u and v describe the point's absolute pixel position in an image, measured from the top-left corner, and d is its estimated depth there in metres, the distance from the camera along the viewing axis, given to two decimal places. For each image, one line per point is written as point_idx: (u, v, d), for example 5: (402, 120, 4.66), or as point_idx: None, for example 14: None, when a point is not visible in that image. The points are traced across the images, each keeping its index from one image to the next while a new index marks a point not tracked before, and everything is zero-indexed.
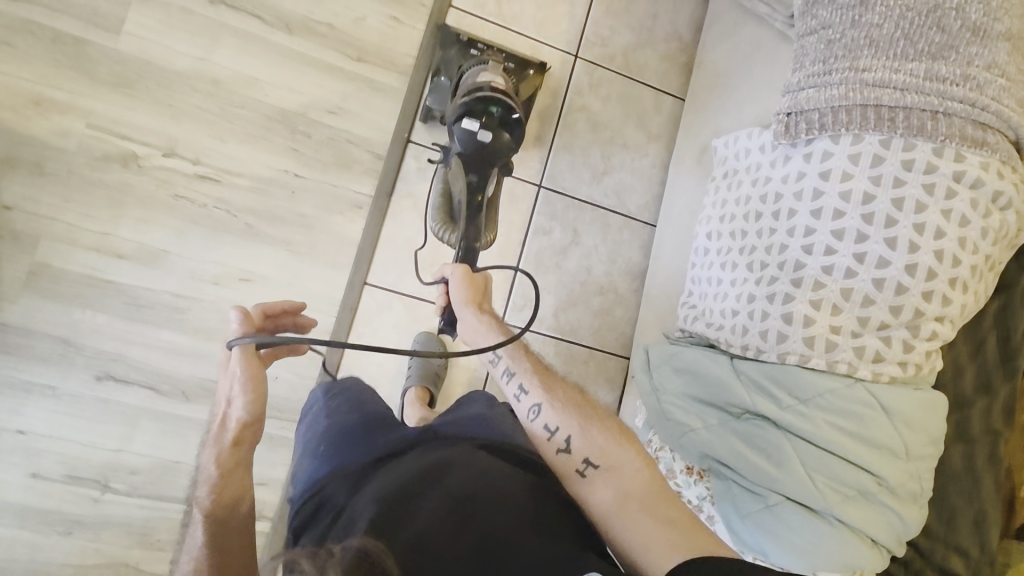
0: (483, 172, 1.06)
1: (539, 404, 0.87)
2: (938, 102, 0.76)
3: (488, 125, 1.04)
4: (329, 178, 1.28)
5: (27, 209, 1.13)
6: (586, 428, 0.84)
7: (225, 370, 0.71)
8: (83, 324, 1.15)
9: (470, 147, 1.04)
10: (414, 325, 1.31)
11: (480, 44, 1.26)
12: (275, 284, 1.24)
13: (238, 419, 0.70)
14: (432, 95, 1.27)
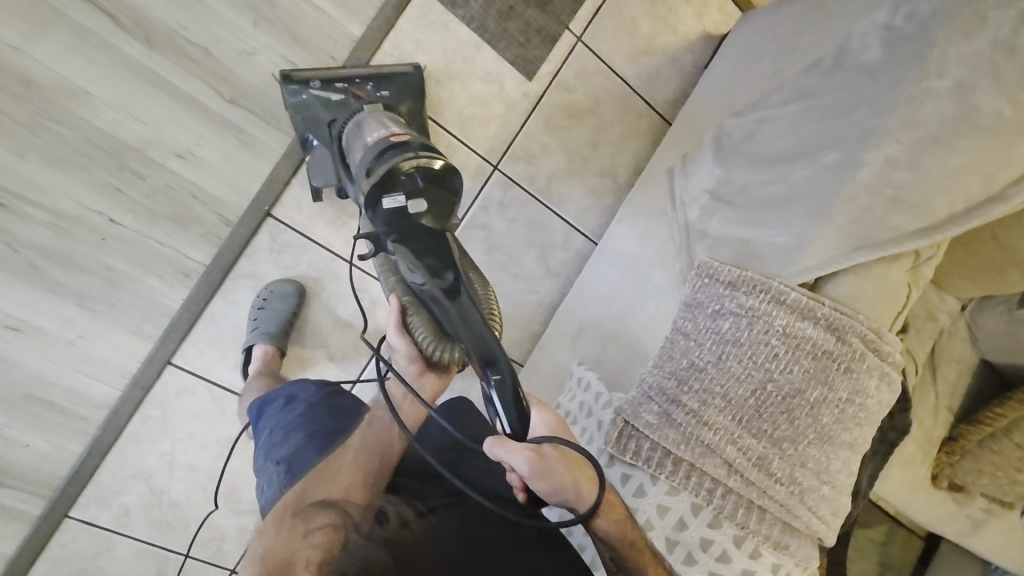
0: (443, 264, 0.73)
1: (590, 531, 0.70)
2: (756, 493, 0.72)
3: (420, 190, 0.76)
4: (155, 233, 1.07)
5: None
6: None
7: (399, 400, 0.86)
8: None
9: (401, 220, 0.77)
10: (217, 416, 1.18)
11: (341, 83, 1.06)
12: (52, 341, 1.04)
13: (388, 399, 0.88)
14: (311, 167, 1.07)
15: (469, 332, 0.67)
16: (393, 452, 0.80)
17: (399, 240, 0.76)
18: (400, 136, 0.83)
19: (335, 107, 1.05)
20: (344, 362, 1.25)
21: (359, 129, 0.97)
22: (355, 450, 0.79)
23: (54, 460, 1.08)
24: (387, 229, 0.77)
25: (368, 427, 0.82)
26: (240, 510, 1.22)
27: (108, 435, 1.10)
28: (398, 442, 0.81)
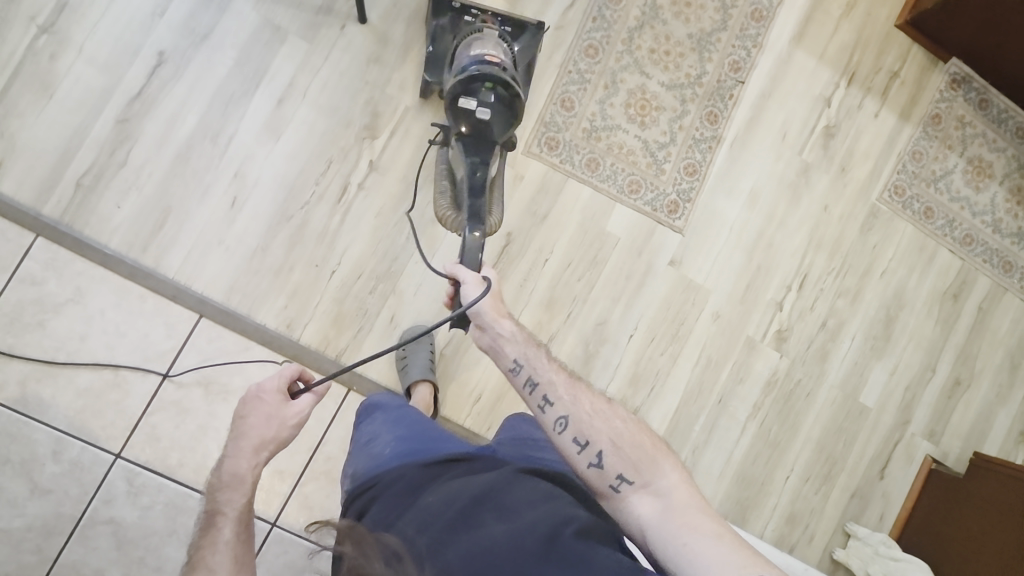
0: (473, 157, 1.02)
1: (564, 416, 0.77)
2: (568, 402, 0.78)
3: (486, 103, 0.99)
4: (323, 301, 1.26)
5: (335, 42, 1.26)
6: (633, 459, 0.74)
7: (259, 403, 0.85)
8: (216, 56, 1.22)
9: (461, 116, 1.01)
10: (137, 355, 1.19)
11: (472, 12, 1.17)
12: (221, 227, 1.22)
13: (268, 423, 0.84)
14: (431, 72, 1.20)
15: (476, 195, 0.98)
16: (280, 427, 0.84)
17: (462, 134, 1.03)
18: (497, 57, 1.04)
19: (461, 24, 1.18)
20: (194, 473, 1.20)
21: (472, 41, 1.08)
22: (238, 482, 0.80)
23: (99, 226, 1.18)
24: (456, 125, 1.03)
25: (239, 465, 0.81)
26: (24, 380, 1.15)
27: (123, 265, 1.18)
28: (286, 429, 0.84)
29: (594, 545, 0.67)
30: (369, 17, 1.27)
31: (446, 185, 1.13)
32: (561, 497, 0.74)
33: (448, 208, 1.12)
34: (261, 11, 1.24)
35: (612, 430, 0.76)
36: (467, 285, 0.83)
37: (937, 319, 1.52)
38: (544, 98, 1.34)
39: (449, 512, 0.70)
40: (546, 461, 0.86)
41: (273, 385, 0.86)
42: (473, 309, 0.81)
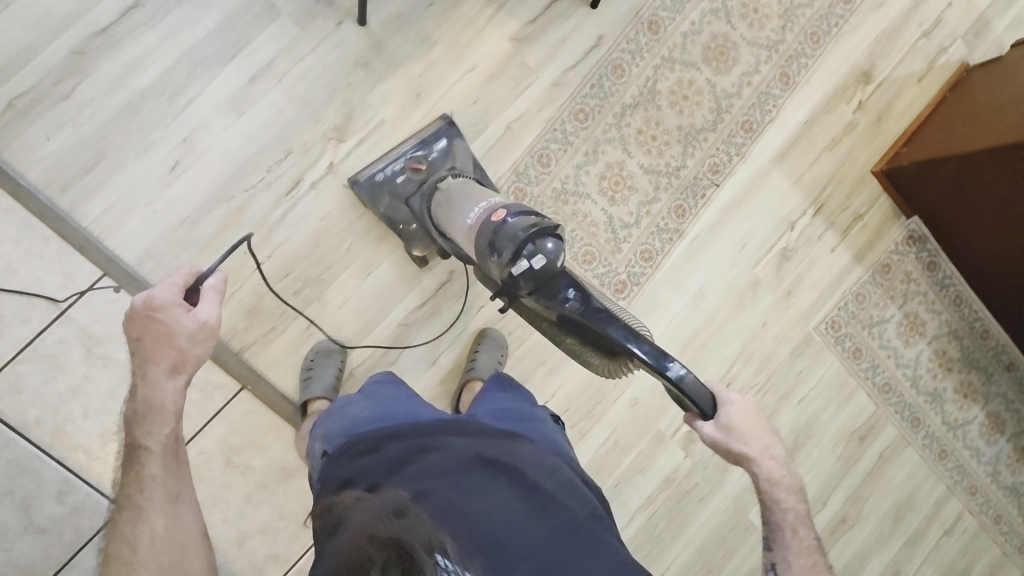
0: (562, 304, 0.92)
1: (771, 523, 0.87)
2: (775, 526, 0.86)
3: (535, 254, 0.91)
4: (242, 290, 1.20)
5: (328, 35, 1.22)
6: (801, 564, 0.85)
7: (153, 320, 0.77)
8: (198, 14, 1.16)
9: (533, 283, 0.92)
10: (23, 297, 1.10)
11: (404, 167, 1.22)
12: (154, 187, 1.15)
13: (169, 345, 0.77)
14: (410, 232, 1.23)
15: (605, 322, 0.89)
16: (184, 346, 0.77)
17: (538, 292, 0.94)
18: (501, 211, 0.97)
19: (405, 184, 1.22)
20: (49, 436, 1.11)
21: (457, 215, 1.10)
22: (153, 413, 0.77)
23: (21, 152, 1.11)
24: (531, 288, 0.93)
25: (151, 391, 0.77)
26: None
27: (35, 202, 1.11)
28: (194, 346, 0.78)
29: (594, 528, 0.72)
30: (369, 20, 1.23)
31: (574, 343, 0.99)
32: (560, 472, 0.79)
33: (598, 358, 0.96)
34: None
35: (795, 544, 0.85)
36: (703, 427, 0.86)
37: (839, 456, 1.56)
38: (523, 148, 1.32)
39: (462, 477, 0.71)
40: (534, 429, 0.89)
41: (164, 296, 0.78)
42: (709, 441, 0.86)
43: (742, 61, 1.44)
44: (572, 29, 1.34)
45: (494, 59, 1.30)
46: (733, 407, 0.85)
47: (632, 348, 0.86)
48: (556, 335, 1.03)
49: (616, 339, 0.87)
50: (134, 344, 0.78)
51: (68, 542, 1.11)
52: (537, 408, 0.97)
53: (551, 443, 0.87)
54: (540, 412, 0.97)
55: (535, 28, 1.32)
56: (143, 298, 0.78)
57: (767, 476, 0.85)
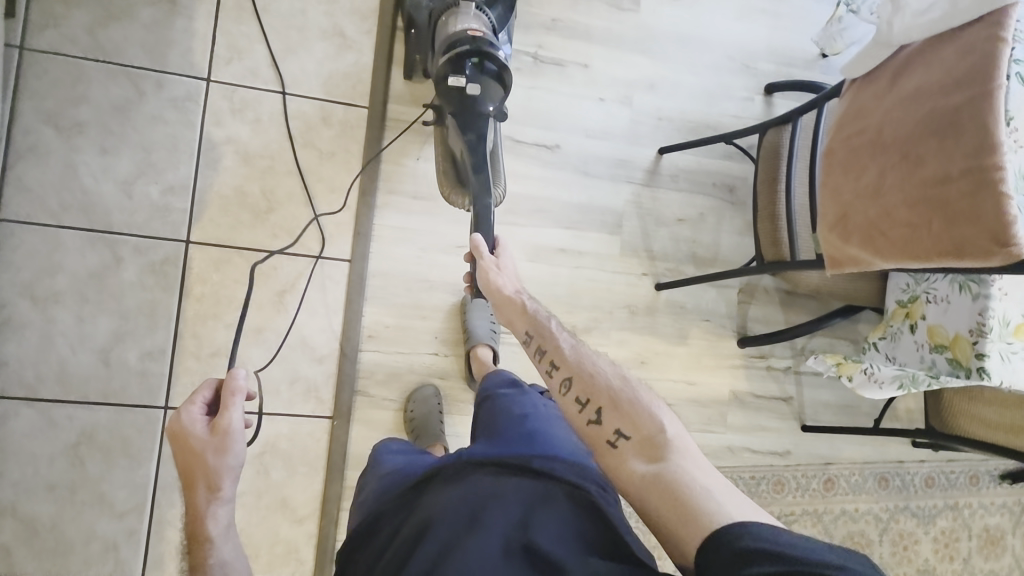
0: (481, 127, 1.02)
1: (568, 376, 0.78)
2: (574, 362, 0.79)
3: (474, 76, 1.00)
4: (406, 357, 1.28)
5: (632, 273, 1.39)
6: (634, 399, 0.73)
7: (185, 439, 0.73)
8: (576, 186, 1.36)
9: (458, 102, 1.01)
10: (289, 221, 1.22)
11: None
12: (436, 244, 1.29)
13: (201, 461, 0.71)
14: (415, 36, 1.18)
15: (481, 169, 1.01)
16: (220, 466, 0.71)
17: (459, 116, 1.02)
18: (481, 30, 1.02)
19: None
20: (191, 313, 1.17)
21: (447, 18, 1.06)
22: (204, 544, 0.69)
23: (394, 147, 1.27)
24: (455, 109, 1.02)
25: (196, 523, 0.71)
26: (228, 138, 1.20)
27: (368, 182, 1.25)
28: (223, 464, 0.71)
29: (567, 544, 0.65)
30: (663, 291, 1.39)
31: (447, 164, 1.17)
32: (533, 487, 0.72)
33: (461, 194, 1.17)
34: (628, 206, 1.39)
35: (610, 385, 0.75)
36: (482, 261, 0.92)
37: None
38: None
39: (444, 539, 0.67)
40: (557, 436, 0.82)
41: (189, 416, 0.74)
42: (485, 281, 0.91)
43: None
44: (776, 427, 1.45)
45: (709, 392, 1.42)
46: (508, 266, 0.93)
47: (482, 191, 0.99)
48: (447, 170, 1.18)
49: (473, 180, 1.00)
50: (177, 462, 0.73)
51: (109, 389, 1.13)
52: (530, 400, 0.89)
53: (535, 441, 0.79)
54: (533, 399, 0.90)
55: (754, 401, 1.44)
56: (178, 417, 0.74)
57: (561, 330, 0.83)
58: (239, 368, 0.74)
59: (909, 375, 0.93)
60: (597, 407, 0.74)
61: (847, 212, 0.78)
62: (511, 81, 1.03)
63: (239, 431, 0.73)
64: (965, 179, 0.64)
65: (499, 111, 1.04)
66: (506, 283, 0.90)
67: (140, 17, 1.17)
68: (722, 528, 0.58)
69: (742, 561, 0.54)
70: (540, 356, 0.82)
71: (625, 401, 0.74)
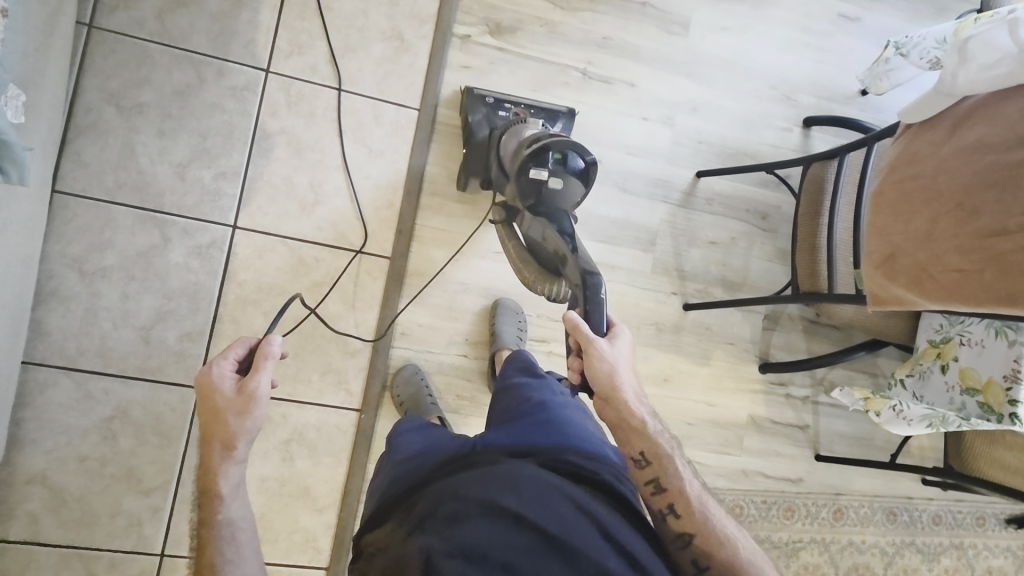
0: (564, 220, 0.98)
1: (687, 527, 0.78)
2: (696, 514, 0.79)
3: (557, 171, 0.98)
4: (436, 357, 1.30)
5: (662, 292, 1.41)
6: (740, 568, 0.76)
7: (212, 392, 0.78)
8: (614, 202, 1.39)
9: (542, 194, 0.99)
10: (334, 214, 1.24)
11: (507, 104, 1.28)
12: (474, 249, 1.31)
13: (223, 415, 0.76)
14: (474, 131, 1.24)
15: (580, 250, 0.93)
16: (240, 421, 0.76)
17: (541, 206, 0.99)
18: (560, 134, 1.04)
19: (497, 105, 1.27)
20: (232, 298, 1.19)
21: (514, 130, 1.13)
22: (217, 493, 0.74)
23: (441, 151, 1.30)
24: (536, 203, 0.99)
25: (210, 470, 0.75)
26: (282, 129, 1.22)
27: (413, 183, 1.28)
28: (243, 420, 0.76)
29: (576, 527, 0.66)
30: (691, 311, 1.41)
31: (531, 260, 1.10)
32: (551, 475, 0.72)
33: (544, 288, 1.05)
34: (664, 226, 1.41)
35: (721, 538, 0.77)
36: (595, 348, 0.85)
37: None
38: None
39: (467, 500, 0.67)
40: (577, 430, 0.83)
41: (218, 372, 0.79)
42: (598, 372, 0.84)
43: None
44: (791, 454, 1.47)
45: (727, 414, 1.44)
46: (625, 359, 0.87)
47: (585, 267, 0.88)
48: (526, 261, 1.12)
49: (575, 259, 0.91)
50: (200, 417, 0.78)
51: (146, 367, 1.15)
52: (550, 386, 0.91)
53: (556, 429, 0.81)
54: (553, 385, 0.92)
55: (771, 426, 1.46)
56: (208, 372, 0.79)
57: (680, 462, 0.83)
58: (273, 336, 0.82)
59: (940, 415, 0.94)
60: (704, 562, 0.76)
61: (895, 252, 0.81)
62: (593, 178, 1.01)
63: (262, 392, 0.78)
64: (1020, 234, 0.67)
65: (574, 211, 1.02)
66: (622, 380, 0.85)
67: (207, 6, 1.20)
68: None
69: None
70: (655, 486, 0.81)
71: (716, 539, 0.77)
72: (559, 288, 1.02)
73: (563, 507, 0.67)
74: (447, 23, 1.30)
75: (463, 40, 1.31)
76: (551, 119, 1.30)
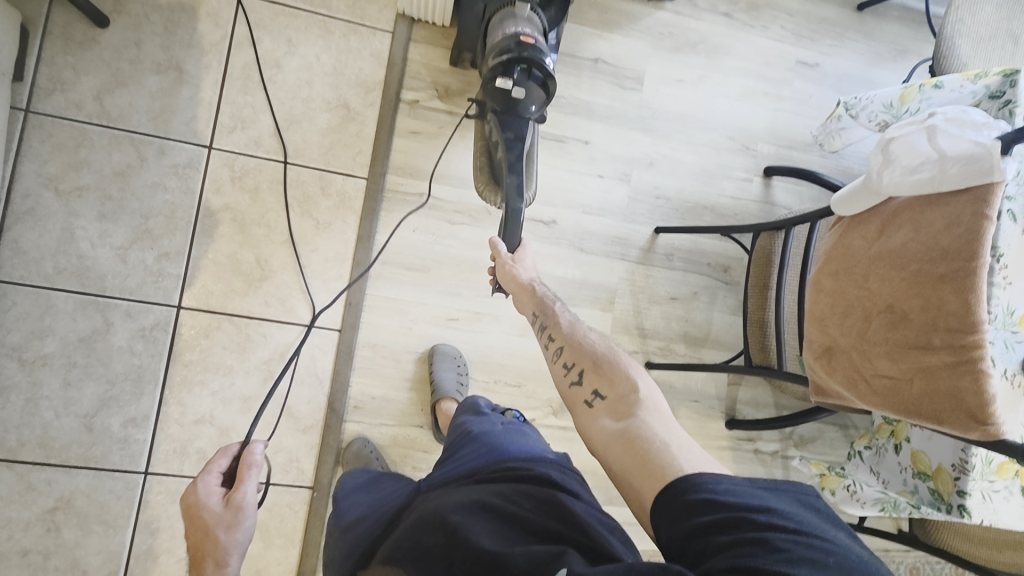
0: (520, 128, 1.10)
1: (559, 344, 0.84)
2: (565, 332, 0.84)
3: (521, 81, 1.04)
4: (391, 428, 1.27)
5: (623, 351, 1.38)
6: (605, 366, 0.78)
7: (199, 506, 0.74)
8: (571, 262, 1.36)
9: (506, 100, 1.08)
10: (280, 289, 1.22)
11: None
12: (426, 316, 1.29)
13: (217, 530, 0.72)
14: (465, 39, 1.23)
15: (514, 167, 1.06)
16: (237, 537, 0.72)
17: (502, 114, 1.09)
18: (531, 35, 1.03)
19: None
20: (177, 379, 1.17)
21: (501, 19, 1.09)
22: None
23: (390, 219, 1.28)
24: (501, 107, 1.09)
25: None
26: (226, 206, 1.21)
27: (363, 253, 1.26)
28: (239, 534, 0.72)
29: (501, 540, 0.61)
30: (653, 369, 1.38)
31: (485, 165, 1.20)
32: (473, 495, 0.68)
33: (491, 195, 1.20)
34: (622, 283, 1.39)
35: (592, 351, 0.81)
36: (499, 252, 1.00)
37: None
38: (650, 545, 1.37)
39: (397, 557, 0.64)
40: (511, 444, 0.82)
41: (206, 485, 0.76)
42: (497, 252, 1.00)
43: None
44: None
45: None
46: (524, 250, 1.01)
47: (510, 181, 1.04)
48: (482, 165, 1.21)
49: (508, 173, 1.06)
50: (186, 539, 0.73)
51: (89, 454, 1.13)
52: (490, 418, 0.91)
53: (491, 454, 0.80)
54: (495, 420, 0.90)
55: None
56: (194, 488, 0.76)
57: (560, 304, 0.90)
58: (256, 444, 0.79)
59: (892, 499, 0.93)
60: (577, 371, 0.79)
61: (832, 346, 0.79)
62: (554, 88, 1.07)
63: (254, 503, 0.75)
64: (946, 350, 0.65)
65: (537, 112, 1.11)
66: (519, 265, 0.98)
67: (147, 84, 1.18)
68: (682, 475, 0.60)
69: (691, 513, 0.56)
70: (538, 325, 0.89)
71: (606, 365, 0.78)
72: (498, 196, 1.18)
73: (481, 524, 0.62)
74: (394, 90, 1.28)
75: (411, 106, 1.30)
76: (545, 4, 1.17)
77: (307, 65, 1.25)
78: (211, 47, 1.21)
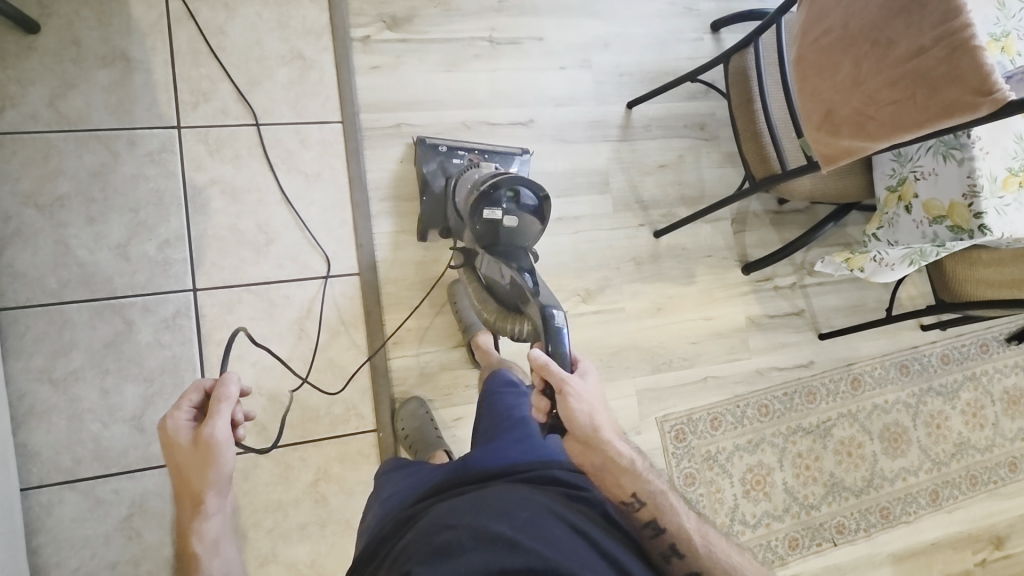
0: (517, 258, 0.95)
1: (655, 518, 0.78)
2: (661, 510, 0.78)
3: (512, 210, 0.95)
4: (435, 354, 1.28)
5: (630, 228, 1.42)
6: (708, 548, 0.76)
7: (176, 449, 0.75)
8: (558, 155, 1.39)
9: (493, 230, 0.95)
10: (290, 247, 1.22)
11: (459, 151, 1.30)
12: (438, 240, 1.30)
13: (193, 470, 0.74)
14: (429, 202, 1.26)
15: (538, 286, 0.90)
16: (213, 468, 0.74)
17: (497, 249, 0.96)
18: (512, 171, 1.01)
19: (448, 151, 1.29)
20: (215, 359, 1.16)
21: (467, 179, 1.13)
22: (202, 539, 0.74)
23: (376, 155, 1.28)
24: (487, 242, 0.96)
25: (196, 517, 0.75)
26: (212, 180, 1.19)
27: (359, 194, 1.26)
28: (214, 470, 0.74)
29: (572, 545, 0.66)
30: (662, 237, 1.43)
31: (496, 308, 1.06)
32: (541, 499, 0.74)
33: (512, 330, 1.02)
34: (611, 164, 1.42)
35: (698, 536, 0.77)
36: (561, 381, 0.79)
37: None
38: (704, 400, 1.43)
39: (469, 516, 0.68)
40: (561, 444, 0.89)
41: (178, 424, 0.76)
42: (561, 387, 0.78)
43: (907, 457, 1.54)
44: (795, 341, 1.50)
45: (726, 322, 1.46)
46: (593, 381, 0.83)
47: (548, 303, 0.84)
48: (487, 302, 1.08)
49: (531, 291, 0.88)
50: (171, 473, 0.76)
51: (149, 454, 1.12)
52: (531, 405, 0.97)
53: (537, 449, 0.87)
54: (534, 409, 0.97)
55: (769, 321, 1.49)
56: (167, 425, 0.76)
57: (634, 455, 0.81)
58: (230, 375, 0.78)
59: (918, 251, 1.00)
60: (673, 547, 0.76)
61: (831, 108, 0.84)
62: (548, 212, 0.97)
63: (224, 437, 0.75)
64: (938, 46, 0.71)
65: (531, 246, 0.98)
66: (589, 401, 0.80)
67: (97, 79, 1.16)
68: None
69: None
70: (617, 496, 0.79)
71: (710, 551, 0.76)
72: (522, 327, 0.99)
73: (558, 529, 0.68)
74: (343, 29, 1.28)
75: (364, 42, 1.30)
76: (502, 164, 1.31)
77: (251, 25, 1.24)
78: (150, 28, 1.19)
